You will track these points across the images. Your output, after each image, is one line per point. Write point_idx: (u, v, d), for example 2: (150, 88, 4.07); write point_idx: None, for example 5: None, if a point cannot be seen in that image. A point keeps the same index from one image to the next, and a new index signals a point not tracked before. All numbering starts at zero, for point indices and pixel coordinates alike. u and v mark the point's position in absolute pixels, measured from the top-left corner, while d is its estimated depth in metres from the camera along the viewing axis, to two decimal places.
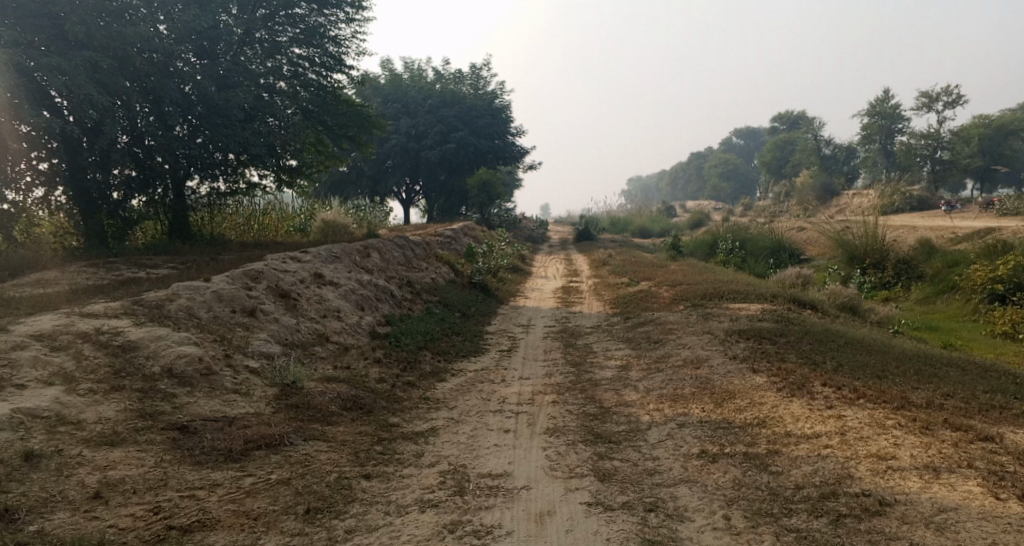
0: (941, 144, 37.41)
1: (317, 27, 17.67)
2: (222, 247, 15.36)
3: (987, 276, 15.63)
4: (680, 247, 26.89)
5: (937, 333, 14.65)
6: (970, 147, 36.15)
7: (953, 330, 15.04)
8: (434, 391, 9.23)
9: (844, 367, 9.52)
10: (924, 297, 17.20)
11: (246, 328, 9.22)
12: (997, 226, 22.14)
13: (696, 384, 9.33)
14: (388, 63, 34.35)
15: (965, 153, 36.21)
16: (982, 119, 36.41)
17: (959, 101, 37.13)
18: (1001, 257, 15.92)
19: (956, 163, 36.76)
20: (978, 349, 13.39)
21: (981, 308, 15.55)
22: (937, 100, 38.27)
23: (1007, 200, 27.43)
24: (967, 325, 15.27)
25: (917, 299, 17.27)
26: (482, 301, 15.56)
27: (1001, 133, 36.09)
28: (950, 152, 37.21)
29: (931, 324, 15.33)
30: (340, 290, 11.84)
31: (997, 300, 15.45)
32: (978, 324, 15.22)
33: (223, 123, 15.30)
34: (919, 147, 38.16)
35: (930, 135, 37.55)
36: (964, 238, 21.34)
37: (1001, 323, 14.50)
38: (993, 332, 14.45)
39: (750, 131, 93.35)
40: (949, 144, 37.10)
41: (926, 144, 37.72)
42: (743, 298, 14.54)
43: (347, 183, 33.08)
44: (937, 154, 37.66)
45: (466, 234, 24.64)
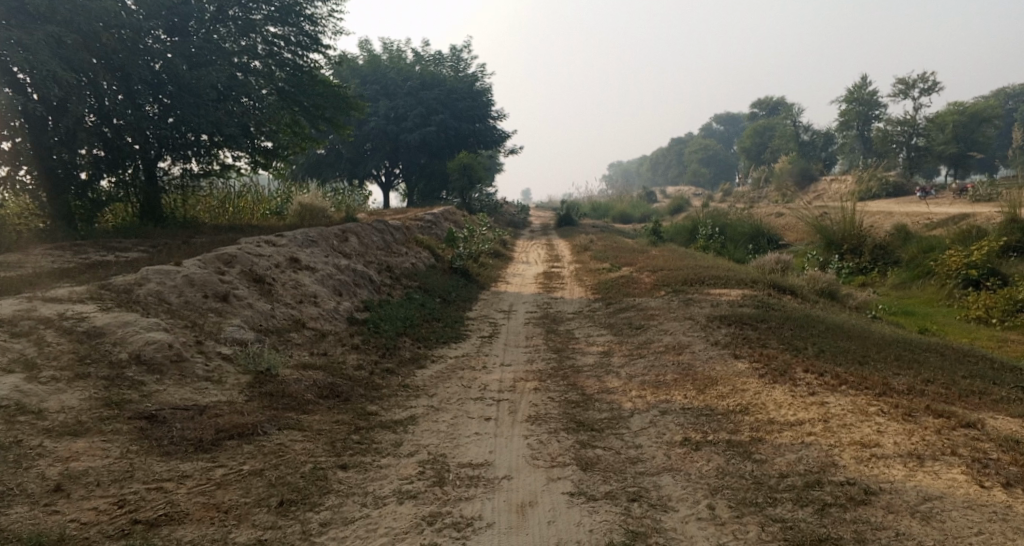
0: (916, 130, 37.66)
1: (292, 5, 17.34)
2: (196, 231, 15.07)
3: (961, 261, 15.83)
4: (661, 232, 26.85)
5: (913, 318, 14.68)
6: (944, 133, 36.17)
7: (930, 314, 15.08)
8: (414, 378, 9.07)
9: (826, 353, 9.47)
10: (900, 282, 17.24)
11: (218, 314, 9.01)
12: (972, 212, 22.29)
13: (679, 370, 9.23)
14: (367, 44, 33.91)
15: (940, 140, 36.30)
16: (958, 106, 36.26)
17: (935, 88, 37.36)
18: (976, 243, 16.03)
19: (930, 149, 37.04)
20: (954, 334, 13.41)
21: (956, 292, 15.61)
22: (913, 87, 38.50)
23: (981, 186, 27.64)
24: (943, 310, 15.31)
25: (893, 284, 17.31)
26: (462, 286, 15.40)
27: (976, 119, 35.86)
28: (925, 139, 37.45)
29: (907, 308, 15.36)
30: (316, 275, 11.62)
31: (971, 285, 15.58)
32: (954, 309, 15.26)
33: (194, 103, 15.09)
34: (895, 134, 38.35)
35: (906, 122, 37.71)
36: (940, 223, 21.46)
37: (976, 308, 14.55)
38: (967, 317, 14.51)
39: (729, 117, 93.48)
40: (925, 130, 37.26)
41: (902, 131, 37.96)
42: (724, 284, 14.49)
43: (326, 166, 32.64)
44: (913, 141, 37.97)
45: (447, 219, 24.43)
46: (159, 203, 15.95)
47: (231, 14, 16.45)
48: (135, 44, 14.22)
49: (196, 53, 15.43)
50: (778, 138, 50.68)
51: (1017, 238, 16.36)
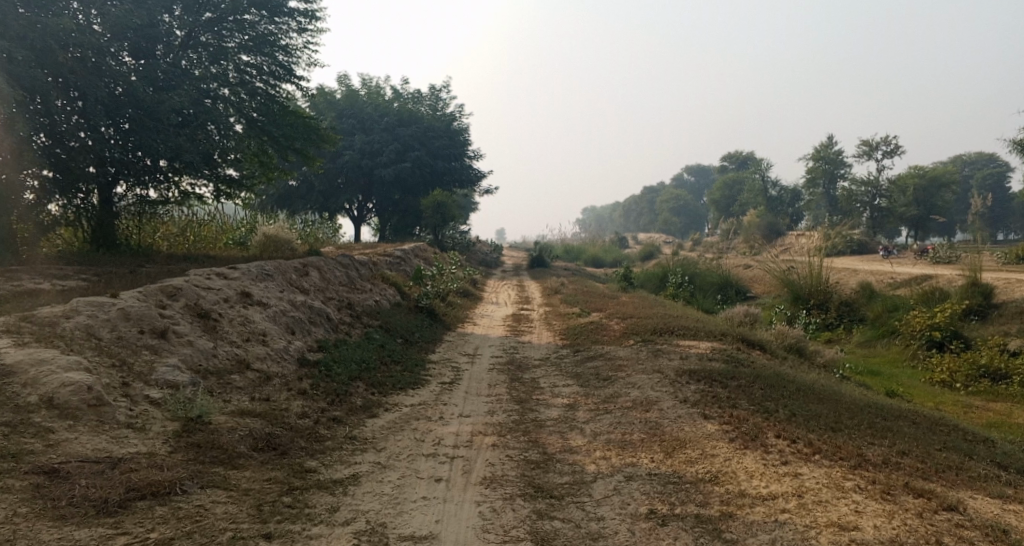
0: (878, 191, 38.28)
1: (266, 34, 16.85)
2: (147, 259, 14.35)
3: (925, 322, 15.56)
4: (631, 278, 26.52)
5: (878, 378, 14.30)
6: (905, 196, 36.45)
7: (894, 375, 14.74)
8: (362, 429, 8.41)
9: (798, 417, 8.98)
10: (865, 340, 16.94)
11: (153, 352, 8.33)
12: (935, 274, 22.27)
13: (646, 429, 8.68)
14: (345, 77, 33.54)
15: (901, 203, 36.62)
16: (917, 169, 36.46)
17: (897, 152, 37.79)
18: (938, 306, 15.95)
19: (892, 211, 37.30)
20: (918, 398, 13.05)
21: (919, 354, 15.31)
22: (876, 150, 38.96)
23: (940, 248, 27.83)
24: (907, 371, 14.98)
25: (858, 342, 17.02)
26: (427, 327, 14.78)
27: (935, 184, 35.93)
28: (889, 200, 37.70)
29: (872, 368, 15.01)
30: (268, 311, 10.93)
31: (935, 346, 15.33)
32: (918, 370, 14.96)
33: (156, 126, 14.42)
34: (859, 194, 39.03)
35: (869, 183, 38.11)
36: (902, 282, 21.41)
37: (940, 372, 14.26)
38: (931, 380, 14.20)
39: (701, 169, 94.45)
40: (888, 191, 37.56)
41: (865, 191, 38.70)
42: (693, 335, 14.05)
43: (296, 198, 31.81)
44: (876, 201, 38.61)
45: (417, 255, 23.87)
46: (113, 228, 15.16)
47: (201, 40, 15.99)
48: (98, 65, 13.54)
49: (161, 76, 14.76)
50: (747, 191, 51.08)
51: (980, 302, 16.27)
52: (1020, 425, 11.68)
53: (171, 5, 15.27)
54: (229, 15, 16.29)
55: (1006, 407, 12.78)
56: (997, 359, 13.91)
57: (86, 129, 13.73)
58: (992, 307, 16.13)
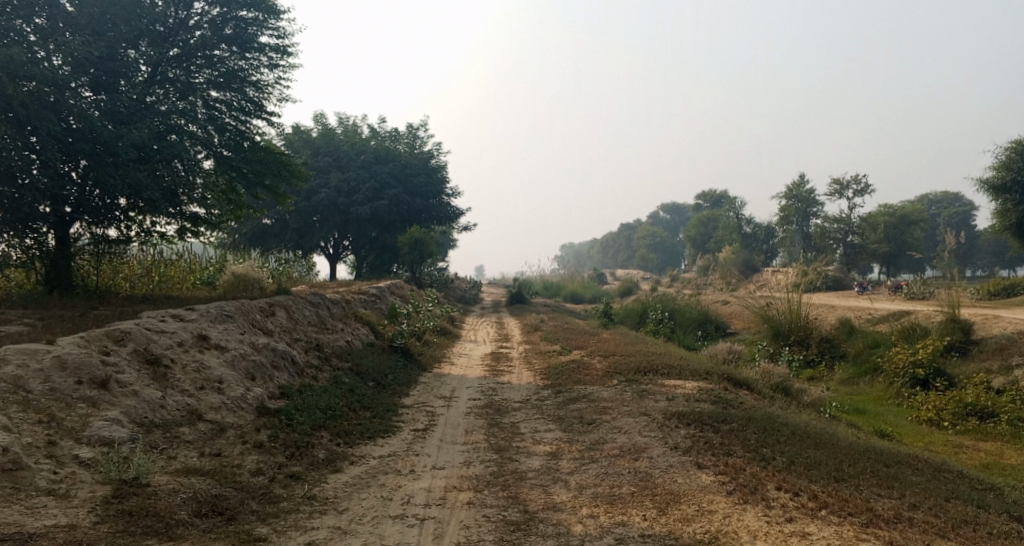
0: (851, 228, 38.14)
1: (236, 70, 16.12)
2: (104, 300, 13.56)
3: (907, 358, 15.11)
4: (611, 314, 25.89)
5: (865, 417, 13.67)
6: (877, 232, 36.41)
7: (880, 413, 14.14)
8: (323, 487, 7.66)
9: (797, 465, 8.31)
10: (847, 377, 16.35)
11: (91, 405, 7.55)
12: (913, 309, 21.88)
13: (636, 481, 7.96)
14: (321, 116, 32.96)
15: (873, 238, 36.48)
16: (888, 208, 36.72)
17: (867, 190, 37.76)
18: (921, 341, 15.47)
19: (865, 246, 37.10)
20: (907, 438, 12.43)
21: (904, 392, 14.74)
22: (847, 188, 38.96)
23: (914, 283, 27.54)
24: (893, 409, 14.38)
25: (841, 379, 16.41)
26: (401, 368, 13.99)
27: (907, 221, 36.12)
28: (859, 237, 37.58)
29: (857, 407, 14.38)
30: (227, 356, 10.10)
31: (919, 384, 14.82)
32: (903, 408, 14.35)
33: (113, 164, 13.52)
34: (832, 231, 38.88)
35: (842, 220, 38.24)
36: (881, 318, 21.00)
37: (926, 410, 13.70)
38: (918, 419, 13.61)
39: (676, 206, 94.63)
40: (859, 229, 37.47)
41: (838, 228, 38.53)
42: (677, 374, 13.37)
43: (269, 236, 30.89)
44: (850, 238, 38.37)
45: (392, 293, 23.11)
46: (70, 270, 14.28)
47: (169, 76, 15.26)
48: (55, 100, 12.84)
49: (123, 113, 13.83)
50: (722, 228, 51.01)
51: (960, 338, 15.73)
52: (1014, 466, 11.08)
53: (138, 40, 14.49)
54: (197, 51, 15.62)
55: (996, 447, 12.20)
56: (984, 397, 13.36)
57: (39, 166, 12.88)
58: (974, 343, 15.64)
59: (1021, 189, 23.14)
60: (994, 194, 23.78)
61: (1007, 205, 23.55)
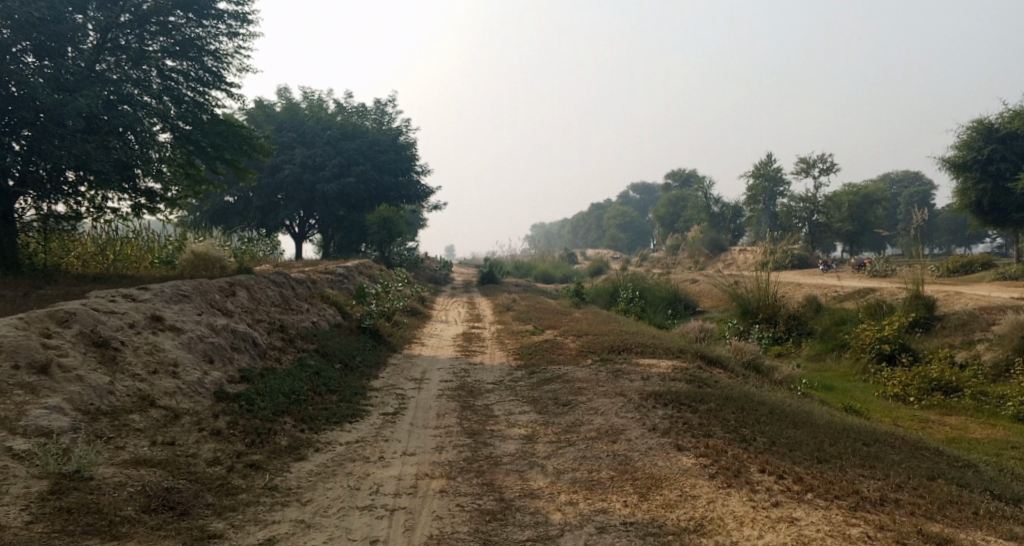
0: (816, 207, 37.84)
1: (193, 38, 15.27)
2: (53, 278, 12.85)
3: (874, 334, 14.90)
4: (581, 293, 25.51)
5: (834, 394, 13.45)
6: (841, 212, 36.54)
7: (848, 390, 13.93)
8: (285, 476, 7.20)
9: (779, 446, 7.99)
10: (814, 353, 16.16)
11: (29, 392, 7.13)
12: (879, 286, 21.76)
13: (615, 465, 7.58)
14: (287, 90, 31.97)
15: (837, 218, 36.63)
16: (852, 187, 36.65)
17: (833, 169, 37.84)
18: (887, 317, 15.26)
19: (829, 226, 37.23)
20: (874, 414, 12.20)
21: (870, 368, 14.54)
22: (813, 166, 38.93)
23: (875, 261, 27.39)
24: (860, 385, 14.18)
25: (808, 356, 16.22)
26: (369, 349, 13.46)
27: (869, 201, 36.30)
28: (824, 216, 37.55)
29: (826, 383, 14.16)
30: (183, 338, 9.51)
31: (885, 359, 14.61)
32: (869, 384, 14.17)
33: (57, 132, 12.81)
34: (798, 210, 38.42)
35: (807, 199, 37.95)
36: (848, 295, 20.84)
37: (893, 385, 13.45)
38: (884, 394, 13.37)
39: (644, 186, 94.55)
40: (823, 207, 37.41)
41: (804, 207, 38.09)
42: (651, 353, 13.01)
43: (232, 214, 29.97)
44: (814, 217, 38.09)
45: (360, 272, 22.49)
46: (13, 247, 13.40)
47: (121, 43, 14.44)
48: None
49: (69, 81, 13.01)
50: (690, 208, 50.89)
51: (924, 314, 15.55)
52: (980, 441, 10.85)
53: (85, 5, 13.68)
54: (151, 18, 14.78)
55: (962, 421, 12.02)
56: (948, 372, 13.16)
57: None
58: (937, 319, 15.49)
59: (981, 167, 23.00)
60: (955, 172, 23.69)
61: (967, 184, 23.44)
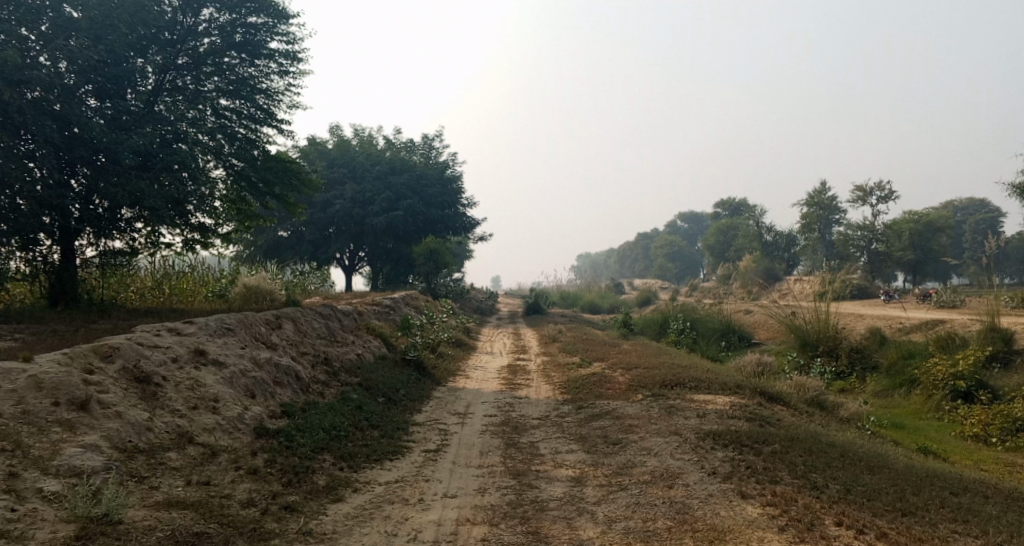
0: (876, 236, 36.83)
1: (247, 78, 15.23)
2: (105, 311, 12.94)
3: (946, 370, 14.09)
4: (631, 324, 24.96)
5: (905, 433, 12.73)
6: (902, 240, 35.36)
7: (920, 428, 13.17)
8: (321, 520, 7.05)
9: (856, 494, 7.45)
10: (880, 389, 15.38)
11: (67, 429, 7.01)
12: (946, 317, 20.77)
13: (673, 514, 7.14)
14: (337, 128, 32.35)
15: (898, 247, 35.48)
16: (913, 215, 35.45)
17: (892, 196, 36.70)
18: (962, 351, 14.43)
19: (890, 255, 36.07)
20: (953, 456, 11.42)
21: (944, 405, 13.74)
22: (871, 194, 37.82)
23: (944, 291, 26.31)
24: (934, 424, 13.41)
25: (873, 391, 15.45)
26: (413, 383, 13.20)
27: (932, 228, 35.03)
28: (884, 245, 36.42)
29: (895, 421, 13.42)
30: (225, 373, 9.34)
31: (961, 396, 13.81)
32: (944, 423, 13.38)
33: (114, 171, 12.84)
34: (856, 238, 37.57)
35: (866, 227, 37.00)
36: (914, 327, 19.94)
37: (971, 424, 12.71)
38: (962, 434, 12.64)
39: (695, 215, 93.49)
40: (883, 236, 36.29)
41: (863, 236, 37.22)
42: (706, 389, 12.48)
43: (285, 248, 30.25)
44: (873, 246, 36.97)
45: (407, 304, 22.36)
46: (75, 282, 13.47)
47: (178, 84, 14.49)
48: (58, 111, 12.08)
49: (127, 120, 13.06)
50: (742, 237, 49.93)
51: (1001, 348, 14.70)
52: None
53: (147, 49, 13.79)
54: (207, 59, 14.78)
55: None
56: None
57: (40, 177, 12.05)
58: (1018, 352, 14.62)
59: None
60: None
61: None
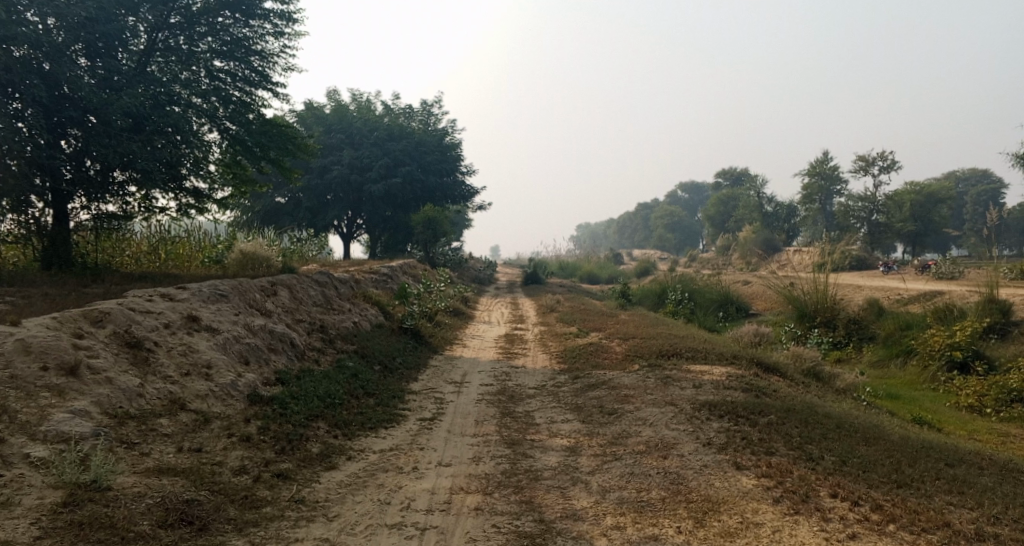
0: (876, 207, 36.54)
1: (241, 39, 14.97)
2: (99, 275, 12.82)
3: (943, 341, 14.03)
4: (628, 294, 24.89)
5: (901, 403, 12.71)
6: (903, 211, 35.15)
7: (916, 399, 13.15)
8: (314, 487, 7.02)
9: (851, 465, 7.41)
10: (877, 360, 15.35)
11: (57, 394, 6.94)
12: (945, 289, 20.70)
13: (667, 484, 7.10)
14: (335, 93, 32.01)
15: (898, 218, 35.26)
16: (914, 185, 35.25)
17: (894, 166, 36.46)
18: (960, 322, 14.36)
19: (890, 226, 35.91)
20: (948, 427, 11.40)
21: (940, 376, 13.71)
22: (873, 165, 37.63)
23: (943, 262, 26.22)
24: (929, 395, 13.39)
25: (870, 362, 15.41)
26: (410, 351, 13.15)
27: (933, 199, 34.85)
28: (885, 216, 36.27)
29: (891, 391, 13.40)
30: (218, 339, 9.25)
31: (957, 367, 13.77)
32: (939, 394, 13.36)
33: (104, 132, 12.52)
34: (857, 209, 37.42)
35: (867, 198, 36.83)
36: (912, 298, 19.88)
37: (967, 395, 12.69)
38: (958, 405, 12.63)
39: (694, 185, 93.14)
40: (884, 207, 36.14)
41: (864, 207, 37.04)
42: (702, 359, 12.42)
43: (283, 215, 30.07)
44: (874, 217, 36.87)
45: (405, 273, 22.25)
46: (69, 246, 13.26)
47: (171, 44, 14.16)
48: (48, 70, 11.93)
49: (118, 81, 12.87)
50: (741, 208, 49.73)
51: (999, 320, 14.64)
52: None
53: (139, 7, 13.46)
54: (200, 19, 14.44)
55: None
56: None
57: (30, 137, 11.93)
58: (1016, 324, 14.56)
59: None
60: None
61: None
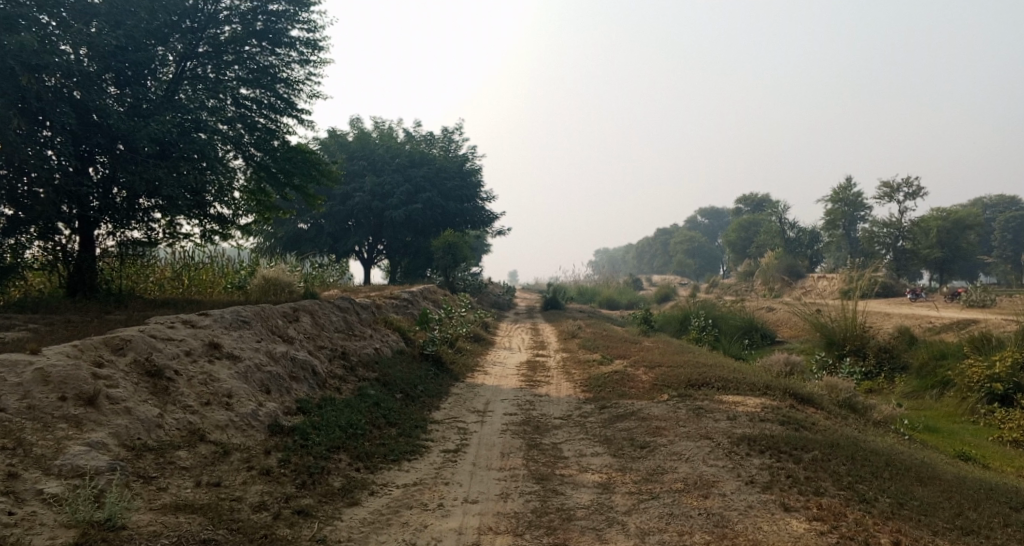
0: (901, 233, 35.87)
1: (268, 67, 14.82)
2: (121, 300, 12.67)
3: (982, 372, 13.47)
4: (651, 320, 24.46)
5: (940, 437, 12.20)
6: (929, 237, 34.47)
7: (954, 432, 12.65)
8: (336, 526, 6.72)
9: (910, 508, 7.01)
10: (911, 390, 14.83)
11: (74, 425, 6.70)
12: (978, 317, 20.11)
13: (711, 527, 6.72)
14: (357, 120, 32.05)
15: (924, 244, 34.57)
16: (940, 211, 34.63)
17: (920, 193, 35.91)
18: (998, 352, 13.83)
19: (916, 253, 35.24)
20: (992, 462, 10.90)
21: (979, 408, 13.17)
22: (897, 190, 37.08)
23: (973, 289, 25.60)
24: (968, 428, 12.88)
25: (903, 392, 14.90)
26: (432, 379, 12.83)
27: (960, 226, 34.20)
28: (910, 242, 35.55)
29: (929, 424, 12.89)
30: (239, 367, 8.99)
31: (997, 400, 13.24)
32: (979, 427, 12.84)
33: (131, 159, 12.43)
34: (881, 236, 36.63)
35: (891, 224, 36.09)
36: (943, 327, 19.31)
37: (1009, 429, 12.20)
38: (1000, 439, 12.12)
39: (714, 211, 92.62)
40: (910, 233, 35.43)
41: (887, 233, 36.26)
42: (734, 390, 12.00)
43: (304, 240, 29.98)
44: (899, 243, 36.16)
45: (425, 298, 22.00)
46: (93, 273, 13.12)
47: (198, 73, 14.11)
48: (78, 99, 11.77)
49: (146, 108, 12.70)
50: (763, 233, 49.17)
51: None
52: None
53: (171, 39, 13.43)
54: (227, 47, 14.34)
55: None
56: None
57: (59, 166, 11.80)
58: None
59: None
60: None
61: None
